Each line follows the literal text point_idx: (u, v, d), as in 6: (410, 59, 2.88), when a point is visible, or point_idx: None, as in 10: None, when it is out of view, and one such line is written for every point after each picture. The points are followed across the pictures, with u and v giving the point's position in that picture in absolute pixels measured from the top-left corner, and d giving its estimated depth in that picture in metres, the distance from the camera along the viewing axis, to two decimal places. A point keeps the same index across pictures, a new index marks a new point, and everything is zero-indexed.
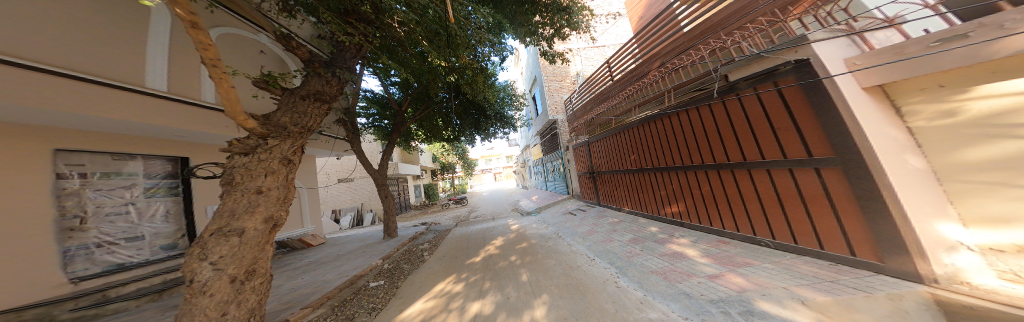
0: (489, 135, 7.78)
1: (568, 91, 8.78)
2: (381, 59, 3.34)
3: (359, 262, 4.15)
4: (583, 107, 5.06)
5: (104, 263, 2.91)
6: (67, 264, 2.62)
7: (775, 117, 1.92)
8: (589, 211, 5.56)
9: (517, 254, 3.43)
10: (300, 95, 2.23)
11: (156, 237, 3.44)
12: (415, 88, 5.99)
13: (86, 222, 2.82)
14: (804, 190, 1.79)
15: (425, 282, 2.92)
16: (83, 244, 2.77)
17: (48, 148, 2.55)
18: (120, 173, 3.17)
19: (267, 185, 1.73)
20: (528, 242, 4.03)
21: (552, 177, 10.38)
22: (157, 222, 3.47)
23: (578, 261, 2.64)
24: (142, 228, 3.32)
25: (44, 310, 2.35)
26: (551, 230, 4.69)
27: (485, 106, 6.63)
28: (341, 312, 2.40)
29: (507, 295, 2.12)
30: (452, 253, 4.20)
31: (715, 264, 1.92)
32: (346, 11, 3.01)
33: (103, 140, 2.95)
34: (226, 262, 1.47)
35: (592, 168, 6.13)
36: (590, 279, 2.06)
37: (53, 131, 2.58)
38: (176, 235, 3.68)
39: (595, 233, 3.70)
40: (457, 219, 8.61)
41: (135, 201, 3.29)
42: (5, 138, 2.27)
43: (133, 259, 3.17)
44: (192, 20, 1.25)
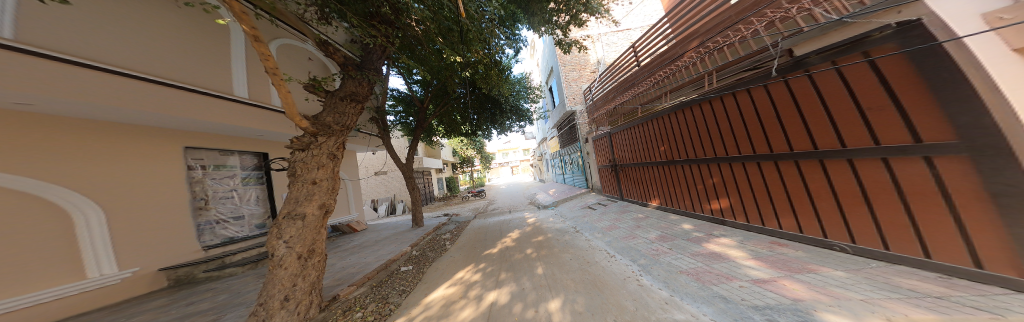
0: (505, 129, 7.76)
1: (587, 80, 8.39)
2: (403, 59, 3.45)
3: (391, 248, 4.47)
4: (605, 96, 4.81)
5: (221, 235, 3.88)
6: (200, 235, 3.59)
7: (836, 103, 1.71)
8: (610, 206, 5.39)
9: (532, 247, 3.45)
10: (339, 97, 2.40)
11: (252, 217, 4.39)
12: (434, 86, 6.18)
13: (209, 203, 3.77)
14: (899, 184, 1.44)
15: (447, 270, 3.06)
16: (209, 220, 3.73)
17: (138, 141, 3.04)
18: (226, 165, 4.12)
19: (319, 178, 1.91)
20: (544, 236, 4.03)
21: (569, 171, 10.25)
22: (252, 205, 4.43)
23: (597, 257, 2.58)
24: (244, 209, 4.27)
25: (188, 270, 3.30)
26: (568, 224, 4.62)
27: (502, 101, 6.62)
28: (378, 292, 2.61)
29: (523, 286, 2.17)
30: (470, 244, 4.34)
31: (766, 269, 1.75)
32: (371, 15, 3.12)
33: (191, 137, 3.61)
34: (295, 241, 1.72)
35: (614, 160, 5.91)
36: (609, 275, 2.02)
37: (153, 131, 3.19)
38: (264, 216, 4.64)
39: (616, 228, 3.60)
40: (476, 211, 8.92)
41: (237, 188, 4.24)
42: (105, 135, 2.78)
43: (238, 233, 4.13)
44: (256, 34, 1.40)
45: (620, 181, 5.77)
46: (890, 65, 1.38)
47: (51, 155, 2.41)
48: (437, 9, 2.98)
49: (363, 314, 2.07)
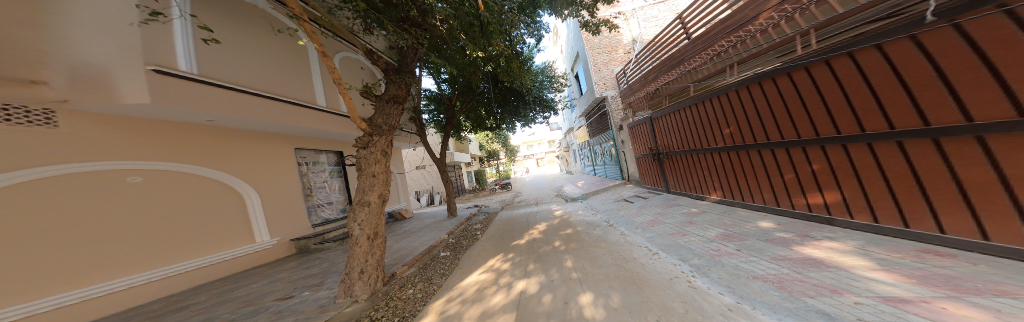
0: (529, 121, 7.65)
1: (620, 62, 7.68)
2: (432, 58, 3.58)
3: (432, 235, 4.91)
4: (643, 77, 4.44)
5: (320, 216, 4.96)
6: (309, 215, 4.71)
7: (912, 79, 1.45)
8: (651, 199, 4.98)
9: (561, 240, 3.41)
10: (385, 99, 2.64)
11: (338, 203, 5.47)
12: (460, 82, 6.37)
13: (311, 191, 4.88)
14: (972, 170, 1.26)
15: (479, 258, 3.22)
16: (312, 204, 4.84)
17: (242, 144, 3.80)
18: (319, 162, 5.24)
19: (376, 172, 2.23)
20: (573, 229, 3.94)
21: (601, 161, 9.76)
22: (337, 193, 5.53)
23: (636, 253, 2.42)
24: (332, 196, 5.37)
25: (303, 242, 4.34)
26: (600, 217, 4.43)
27: (524, 92, 6.55)
28: (425, 272, 2.90)
29: (552, 278, 2.16)
30: (498, 234, 4.47)
31: (905, 284, 1.14)
32: (403, 19, 3.30)
33: (277, 140, 4.34)
34: (363, 225, 2.13)
35: (655, 148, 5.42)
36: (652, 274, 1.87)
37: (249, 135, 3.90)
38: (345, 202, 5.72)
39: (659, 224, 3.30)
40: (504, 203, 9.14)
41: (327, 180, 5.35)
42: (219, 140, 3.50)
43: (331, 215, 5.22)
44: (323, 50, 1.61)
45: (663, 171, 5.30)
46: (984, 29, 1.09)
47: (196, 158, 3.23)
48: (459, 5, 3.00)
49: (415, 286, 2.45)
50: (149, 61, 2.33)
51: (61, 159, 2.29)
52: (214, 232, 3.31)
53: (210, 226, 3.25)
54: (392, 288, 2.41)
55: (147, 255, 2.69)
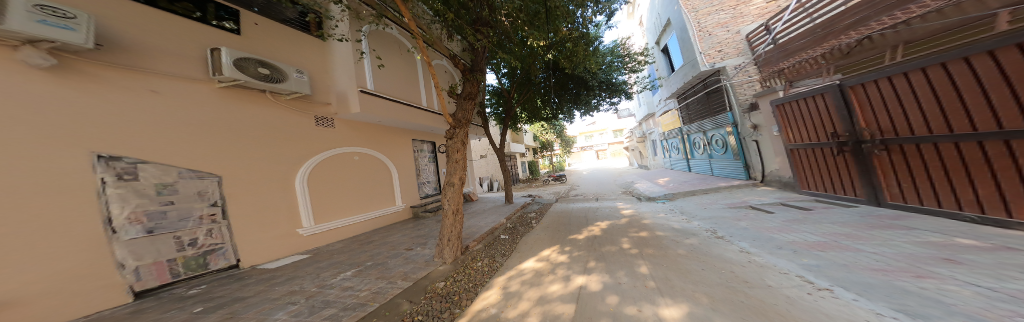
0: (591, 109, 7.04)
1: (749, 18, 5.81)
2: (499, 54, 3.81)
3: (493, 218, 5.43)
4: (813, 31, 3.39)
5: (425, 190, 6.58)
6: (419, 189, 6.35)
7: None
8: (780, 207, 3.56)
9: (631, 243, 2.94)
10: (464, 97, 3.05)
11: (434, 181, 7.06)
12: (518, 75, 6.40)
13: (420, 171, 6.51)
14: None
15: (535, 245, 3.31)
16: (421, 181, 6.49)
17: (380, 137, 5.34)
18: (423, 149, 6.86)
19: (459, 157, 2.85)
20: (649, 233, 3.34)
21: (704, 154, 7.84)
22: (434, 173, 7.11)
23: (759, 276, 1.69)
24: (431, 176, 6.96)
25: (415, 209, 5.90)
26: (692, 224, 3.52)
27: (587, 77, 6.12)
28: (491, 250, 3.29)
29: (619, 280, 1.91)
30: (553, 225, 4.39)
31: None
32: (473, 20, 3.59)
33: (399, 133, 5.93)
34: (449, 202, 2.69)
35: (841, 136, 3.25)
36: (789, 299, 1.21)
37: (384, 130, 5.47)
38: (439, 181, 7.28)
39: (826, 245, 1.98)
40: (557, 195, 8.90)
41: (428, 163, 6.95)
42: (369, 135, 5.09)
43: (430, 190, 6.82)
44: None
45: (852, 170, 3.20)
46: None
47: (360, 146, 4.83)
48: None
49: (485, 260, 2.88)
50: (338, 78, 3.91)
51: (310, 148, 3.93)
52: (370, 197, 4.91)
53: (367, 192, 4.86)
54: (468, 258, 2.97)
55: (345, 208, 4.35)
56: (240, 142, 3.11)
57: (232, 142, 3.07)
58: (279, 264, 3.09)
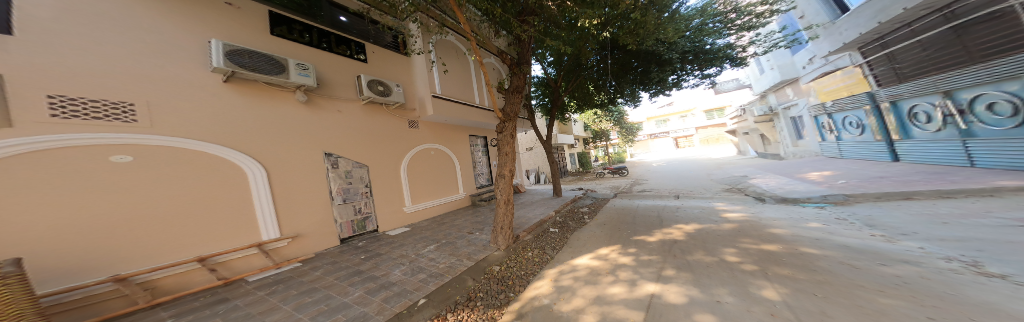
0: (665, 87, 5.92)
1: None
2: (546, 40, 3.92)
3: (541, 210, 5.46)
4: None
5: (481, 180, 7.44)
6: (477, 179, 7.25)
7: None
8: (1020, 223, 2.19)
9: (741, 254, 2.27)
10: (511, 91, 3.51)
11: (487, 173, 7.86)
12: (567, 60, 6.12)
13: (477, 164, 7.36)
14: None
15: (589, 242, 3.37)
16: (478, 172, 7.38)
17: (447, 135, 6.40)
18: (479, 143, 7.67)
19: (507, 152, 3.43)
20: (785, 247, 2.38)
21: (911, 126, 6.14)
22: (487, 165, 7.91)
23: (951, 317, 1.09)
24: (485, 168, 7.78)
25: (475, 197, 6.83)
26: (826, 237, 2.55)
27: (661, 51, 5.01)
28: (539, 243, 3.66)
29: (720, 298, 1.51)
30: (612, 223, 4.14)
31: None
32: (519, 12, 3.81)
33: (460, 130, 6.89)
34: None
35: None
36: None
37: (449, 128, 6.53)
38: (491, 173, 8.01)
39: None
40: (615, 189, 7.93)
41: (482, 156, 7.74)
42: (442, 134, 6.22)
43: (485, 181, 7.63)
44: None
45: None
46: None
47: (436, 145, 6.01)
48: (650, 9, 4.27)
49: (533, 250, 3.39)
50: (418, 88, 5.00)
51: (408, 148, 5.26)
52: (442, 187, 5.98)
53: (443, 181, 6.02)
54: (518, 246, 3.54)
55: (430, 194, 5.58)
56: (374, 146, 4.62)
57: (369, 143, 4.56)
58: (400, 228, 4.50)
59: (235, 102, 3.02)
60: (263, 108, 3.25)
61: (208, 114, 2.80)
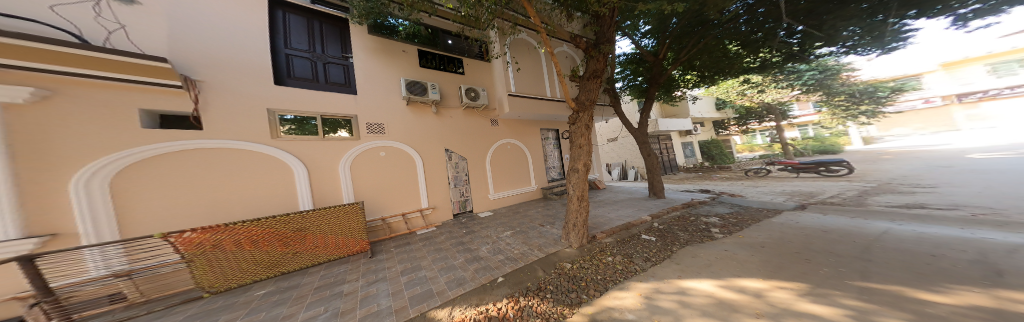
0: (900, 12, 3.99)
1: None
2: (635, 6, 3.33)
3: (630, 211, 5.13)
4: None
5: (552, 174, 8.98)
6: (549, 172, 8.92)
7: None
8: None
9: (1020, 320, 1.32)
10: (586, 77, 3.38)
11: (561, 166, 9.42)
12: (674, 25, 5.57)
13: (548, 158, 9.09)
14: None
15: (721, 267, 2.63)
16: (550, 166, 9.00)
17: (520, 129, 8.11)
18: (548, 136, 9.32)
19: (581, 144, 3.28)
20: None
21: None
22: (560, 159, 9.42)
23: None
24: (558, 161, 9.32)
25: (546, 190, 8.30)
26: None
27: None
28: (624, 247, 3.40)
29: None
30: (776, 247, 3.06)
31: None
32: None
33: (534, 126, 8.60)
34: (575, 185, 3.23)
35: None
36: None
37: (528, 125, 8.43)
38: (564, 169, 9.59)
39: None
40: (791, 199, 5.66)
41: (554, 149, 9.40)
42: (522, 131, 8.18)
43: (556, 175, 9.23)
44: None
45: None
46: None
47: (515, 141, 7.91)
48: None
49: (609, 254, 3.24)
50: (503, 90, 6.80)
51: (491, 141, 7.35)
52: (518, 177, 7.89)
53: (520, 170, 7.92)
54: (592, 246, 3.45)
55: (510, 182, 7.68)
56: (476, 146, 6.99)
57: (470, 141, 6.91)
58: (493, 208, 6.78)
59: (411, 122, 5.89)
60: (421, 125, 6.03)
61: (405, 129, 5.75)
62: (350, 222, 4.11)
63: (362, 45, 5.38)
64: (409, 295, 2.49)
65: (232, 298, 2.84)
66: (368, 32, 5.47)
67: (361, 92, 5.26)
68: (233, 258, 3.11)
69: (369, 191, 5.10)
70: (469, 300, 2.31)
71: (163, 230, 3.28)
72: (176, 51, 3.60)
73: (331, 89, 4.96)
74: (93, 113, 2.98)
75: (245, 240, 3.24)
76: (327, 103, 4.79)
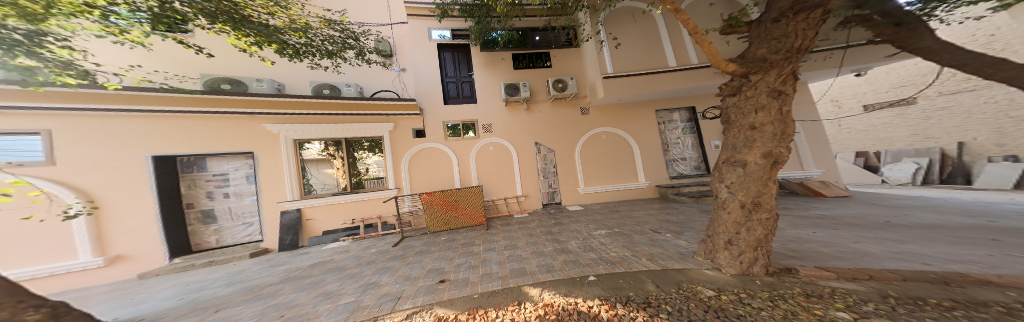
0: None
1: None
2: None
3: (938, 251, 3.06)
4: None
5: (676, 170, 9.35)
6: (671, 167, 9.33)
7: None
8: None
9: None
10: (773, 19, 2.67)
11: (692, 159, 9.34)
12: None
13: (669, 148, 9.40)
14: None
15: None
16: (671, 159, 9.38)
17: (620, 117, 9.29)
18: (673, 121, 9.45)
19: (757, 122, 2.55)
20: None
21: None
22: (691, 151, 9.37)
23: None
24: (687, 153, 9.37)
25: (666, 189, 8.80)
26: None
27: None
28: (905, 309, 1.89)
29: None
30: None
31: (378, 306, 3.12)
32: None
33: (646, 112, 9.32)
34: (737, 188, 2.70)
35: None
36: None
37: (641, 110, 9.35)
38: (699, 162, 9.33)
39: None
40: None
41: (682, 137, 9.41)
42: (632, 120, 9.28)
43: (685, 171, 9.32)
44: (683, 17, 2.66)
45: None
46: None
47: (621, 132, 9.26)
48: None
49: (827, 303, 2.07)
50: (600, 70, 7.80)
51: (583, 129, 9.24)
52: (625, 170, 9.23)
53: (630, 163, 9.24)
54: (777, 281, 2.56)
55: (619, 174, 9.24)
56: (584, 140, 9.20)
57: (563, 131, 9.19)
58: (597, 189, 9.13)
59: (516, 124, 8.88)
60: (524, 121, 8.98)
61: (518, 127, 8.89)
62: (477, 198, 7.50)
63: (479, 62, 8.78)
64: (510, 269, 4.02)
65: (442, 235, 6.82)
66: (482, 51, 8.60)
67: (479, 99, 8.69)
68: (439, 214, 7.12)
69: (489, 165, 8.56)
70: (559, 290, 3.02)
71: (421, 179, 7.86)
72: (425, 100, 8.20)
73: (467, 102, 8.67)
74: (404, 140, 7.73)
75: (437, 203, 7.13)
76: (467, 110, 8.49)
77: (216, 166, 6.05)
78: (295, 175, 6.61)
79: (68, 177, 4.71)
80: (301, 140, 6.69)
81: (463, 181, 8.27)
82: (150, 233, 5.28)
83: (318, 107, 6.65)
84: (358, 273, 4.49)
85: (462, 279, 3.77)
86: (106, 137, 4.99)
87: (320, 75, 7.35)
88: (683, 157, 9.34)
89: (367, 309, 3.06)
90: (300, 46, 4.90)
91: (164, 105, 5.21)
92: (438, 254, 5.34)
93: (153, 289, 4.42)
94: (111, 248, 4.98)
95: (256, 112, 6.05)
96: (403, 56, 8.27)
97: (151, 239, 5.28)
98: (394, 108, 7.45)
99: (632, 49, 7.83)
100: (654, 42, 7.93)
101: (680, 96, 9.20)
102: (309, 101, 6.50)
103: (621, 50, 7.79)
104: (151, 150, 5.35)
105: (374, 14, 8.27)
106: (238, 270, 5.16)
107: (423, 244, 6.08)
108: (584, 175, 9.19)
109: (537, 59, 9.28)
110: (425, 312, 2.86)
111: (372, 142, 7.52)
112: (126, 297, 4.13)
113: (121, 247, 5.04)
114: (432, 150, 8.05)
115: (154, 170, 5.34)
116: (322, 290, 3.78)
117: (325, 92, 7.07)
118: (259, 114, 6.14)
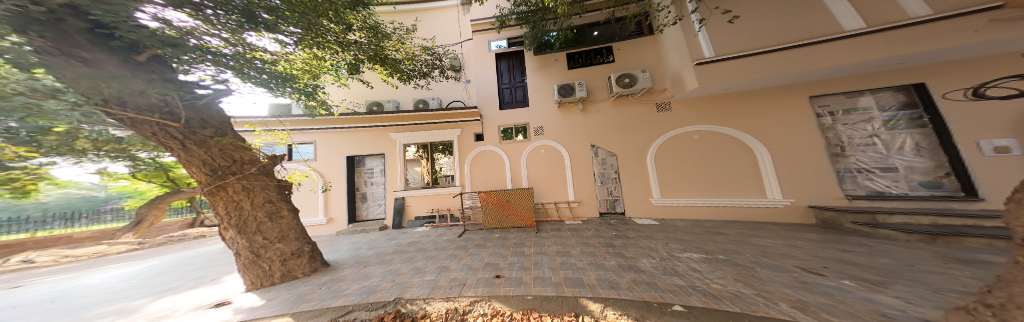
0: None
1: None
2: None
3: None
4: None
5: (866, 186, 6.06)
6: (850, 181, 6.20)
7: None
8: None
9: None
10: None
11: (909, 169, 5.76)
12: None
13: (845, 150, 6.27)
14: None
15: None
16: (850, 168, 6.22)
17: (734, 112, 7.27)
18: (858, 108, 6.27)
19: None
20: None
21: None
22: (908, 156, 5.78)
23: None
24: (892, 160, 5.91)
25: (833, 215, 5.90)
26: None
27: None
28: None
29: None
30: None
31: (446, 289, 3.80)
32: None
33: (789, 101, 6.76)
34: None
35: None
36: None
37: (785, 97, 6.82)
38: (935, 174, 5.56)
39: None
40: None
41: (878, 134, 6.07)
42: (761, 113, 7.00)
43: (887, 189, 5.89)
44: None
45: None
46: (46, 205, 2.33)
47: (740, 129, 7.19)
48: (248, 75, 4.00)
49: None
50: (696, 55, 6.44)
51: (669, 128, 7.90)
52: (752, 183, 6.95)
53: (753, 171, 6.97)
54: None
55: (737, 187, 7.09)
56: (679, 145, 7.74)
57: (644, 134, 8.11)
58: (700, 201, 7.37)
59: (580, 130, 8.66)
60: (585, 123, 8.65)
61: (583, 131, 8.64)
62: (527, 200, 7.90)
63: (533, 65, 9.27)
64: (565, 277, 4.00)
65: (495, 232, 7.49)
66: (535, 53, 9.23)
67: (533, 103, 9.12)
68: (493, 211, 7.84)
69: (547, 169, 8.71)
70: (629, 313, 2.83)
71: (484, 177, 9.00)
72: (493, 113, 9.30)
73: (520, 106, 9.34)
74: (468, 147, 9.16)
75: (491, 201, 7.92)
76: (524, 115, 9.11)
77: (369, 164, 9.77)
78: (401, 171, 9.22)
79: (324, 169, 9.16)
80: (407, 144, 9.50)
81: (514, 183, 8.86)
82: (342, 207, 9.15)
83: (419, 118, 9.12)
84: (435, 255, 5.69)
85: (516, 278, 4.09)
86: (335, 148, 9.26)
87: (419, 93, 10.36)
88: (885, 167, 5.92)
89: (442, 289, 3.81)
90: (410, 71, 7.03)
91: (353, 124, 9.16)
92: (492, 249, 5.95)
93: (341, 243, 7.48)
94: (329, 213, 9.12)
95: (385, 125, 9.25)
96: (469, 70, 10.38)
97: (342, 211, 9.13)
98: (463, 116, 9.00)
99: (752, 23, 6.12)
100: (788, 6, 5.95)
101: (861, 73, 6.14)
102: (413, 114, 8.99)
103: (734, 26, 6.22)
104: (348, 153, 9.36)
105: (449, 34, 10.84)
106: (374, 238, 7.70)
107: (481, 239, 6.91)
108: (661, 183, 7.80)
109: (596, 54, 8.96)
110: (485, 303, 3.30)
111: (445, 145, 9.45)
112: (332, 246, 7.24)
113: (333, 213, 9.11)
114: (489, 153, 9.08)
115: (347, 165, 9.33)
116: (414, 265, 5.02)
117: (420, 106, 9.91)
118: (390, 125, 9.30)
